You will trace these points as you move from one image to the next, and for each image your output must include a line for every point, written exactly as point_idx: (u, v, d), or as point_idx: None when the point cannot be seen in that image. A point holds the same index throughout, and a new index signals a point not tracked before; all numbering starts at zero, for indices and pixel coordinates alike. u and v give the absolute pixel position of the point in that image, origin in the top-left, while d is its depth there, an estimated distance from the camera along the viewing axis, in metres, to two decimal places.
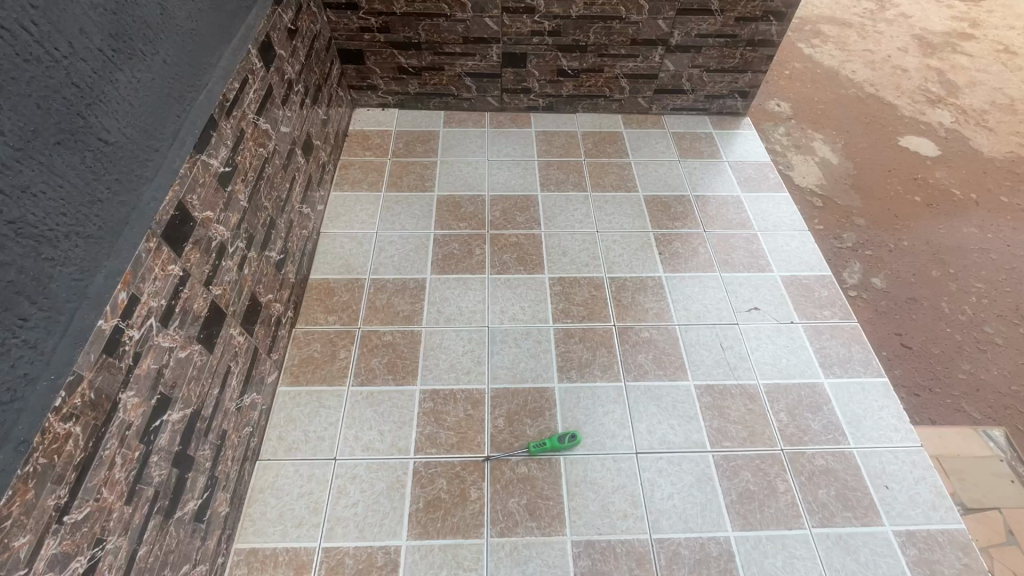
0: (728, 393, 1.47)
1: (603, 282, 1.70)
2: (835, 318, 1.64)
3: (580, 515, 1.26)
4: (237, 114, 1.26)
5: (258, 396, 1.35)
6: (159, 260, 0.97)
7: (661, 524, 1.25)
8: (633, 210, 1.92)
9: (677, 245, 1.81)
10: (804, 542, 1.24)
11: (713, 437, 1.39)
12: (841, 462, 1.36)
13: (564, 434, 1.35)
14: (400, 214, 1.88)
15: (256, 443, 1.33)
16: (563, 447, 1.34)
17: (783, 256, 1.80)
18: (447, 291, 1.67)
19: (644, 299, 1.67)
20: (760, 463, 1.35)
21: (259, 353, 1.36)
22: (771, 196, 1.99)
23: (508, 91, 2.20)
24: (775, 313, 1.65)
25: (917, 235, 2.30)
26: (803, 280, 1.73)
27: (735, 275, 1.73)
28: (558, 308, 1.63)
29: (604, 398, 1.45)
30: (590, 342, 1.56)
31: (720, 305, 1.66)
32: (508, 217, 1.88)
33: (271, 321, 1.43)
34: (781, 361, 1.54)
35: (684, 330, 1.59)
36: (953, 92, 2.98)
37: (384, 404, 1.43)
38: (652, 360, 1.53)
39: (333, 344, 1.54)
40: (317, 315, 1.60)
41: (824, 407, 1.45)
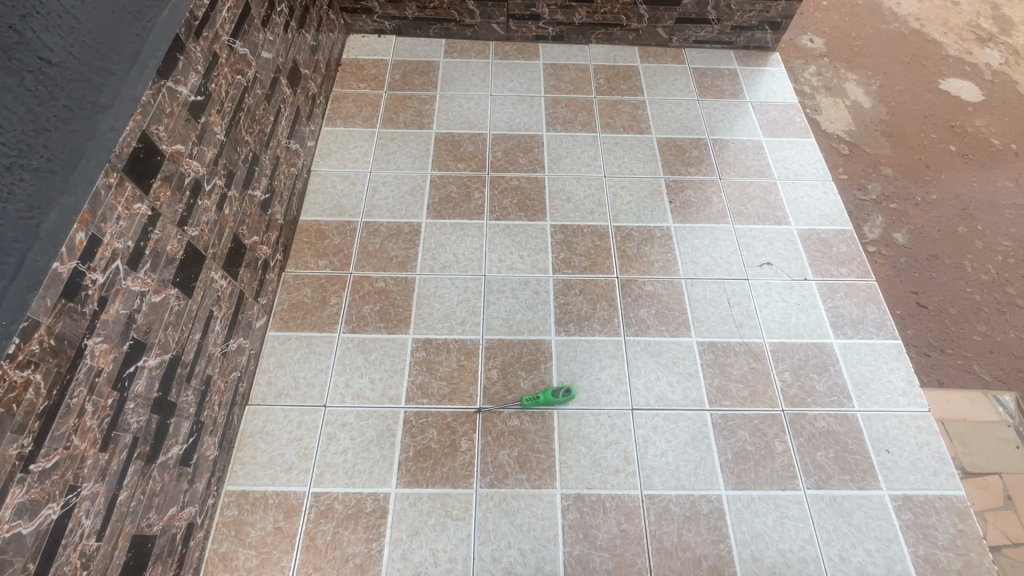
0: (732, 350, 1.41)
1: (607, 231, 1.61)
2: (851, 276, 1.55)
3: (571, 469, 1.25)
4: (208, 35, 1.13)
5: (245, 340, 1.31)
6: (122, 197, 0.89)
7: (653, 480, 1.24)
8: (644, 154, 1.78)
9: (689, 192, 1.70)
10: (797, 502, 1.22)
11: (713, 395, 1.35)
12: (843, 425, 1.31)
13: (556, 388, 1.32)
14: (395, 152, 1.77)
15: (245, 388, 1.31)
16: (560, 402, 1.32)
17: (803, 207, 1.68)
18: (443, 236, 1.59)
19: (650, 250, 1.58)
20: (759, 423, 1.31)
21: (245, 297, 1.31)
22: (795, 141, 1.84)
23: (515, 17, 2.01)
24: (788, 269, 1.56)
25: (946, 188, 2.15)
26: (821, 235, 1.63)
27: (749, 227, 1.63)
28: (559, 257, 1.55)
29: (602, 353, 1.40)
30: (590, 294, 1.49)
31: (730, 259, 1.57)
32: (510, 158, 1.76)
33: (257, 265, 1.37)
34: (789, 320, 1.47)
35: (690, 285, 1.51)
36: (1006, 28, 2.71)
37: (376, 352, 1.39)
38: (654, 315, 1.46)
39: (323, 289, 1.49)
40: (307, 259, 1.54)
41: (830, 368, 1.39)
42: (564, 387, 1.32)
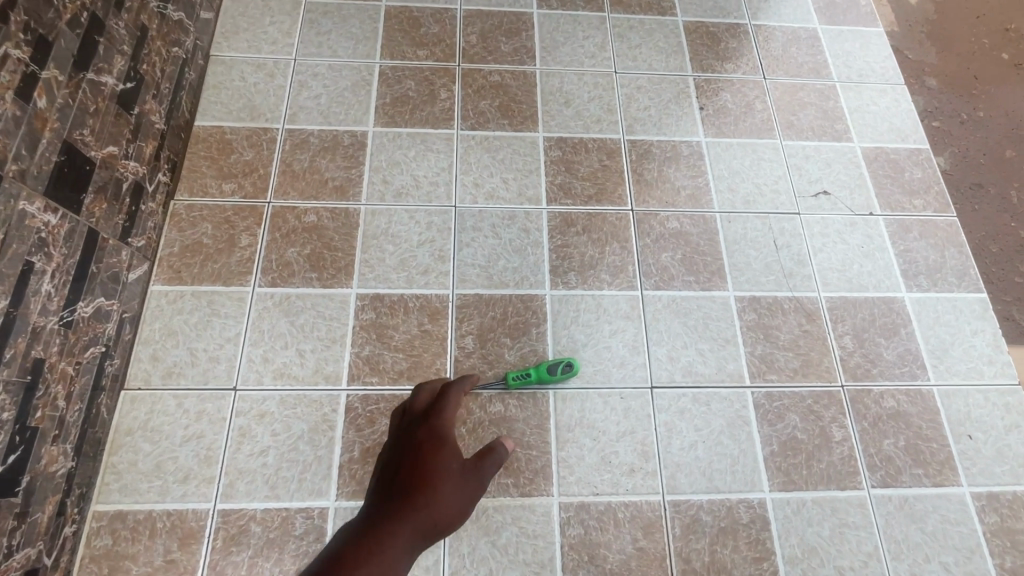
0: (779, 308, 1.09)
1: (619, 148, 1.21)
2: (928, 211, 1.21)
3: (572, 470, 0.94)
4: None
5: (109, 301, 0.92)
6: None
7: (678, 482, 0.95)
8: (666, 43, 1.34)
9: (725, 96, 1.29)
10: (859, 506, 0.95)
11: (754, 368, 1.04)
12: (915, 404, 1.03)
13: (550, 360, 0.99)
14: (329, 31, 1.28)
15: (117, 368, 0.93)
16: (558, 380, 0.98)
17: (868, 119, 1.30)
18: (397, 152, 1.16)
19: (674, 174, 1.19)
20: (813, 404, 1.01)
21: (101, 240, 0.90)
22: (859, 31, 1.41)
23: None
24: (850, 200, 1.20)
25: (994, 102, 1.76)
26: (891, 155, 1.26)
27: (801, 144, 1.25)
28: (554, 183, 1.16)
29: (612, 313, 1.05)
30: (596, 234, 1.12)
31: (777, 187, 1.20)
32: (489, 44, 1.29)
33: (119, 191, 0.94)
34: (851, 267, 1.13)
35: (726, 222, 1.15)
36: None
37: (305, 314, 1.01)
38: (679, 261, 1.11)
39: (230, 225, 1.07)
40: (206, 182, 1.10)
41: (901, 330, 1.09)
42: (561, 359, 0.99)
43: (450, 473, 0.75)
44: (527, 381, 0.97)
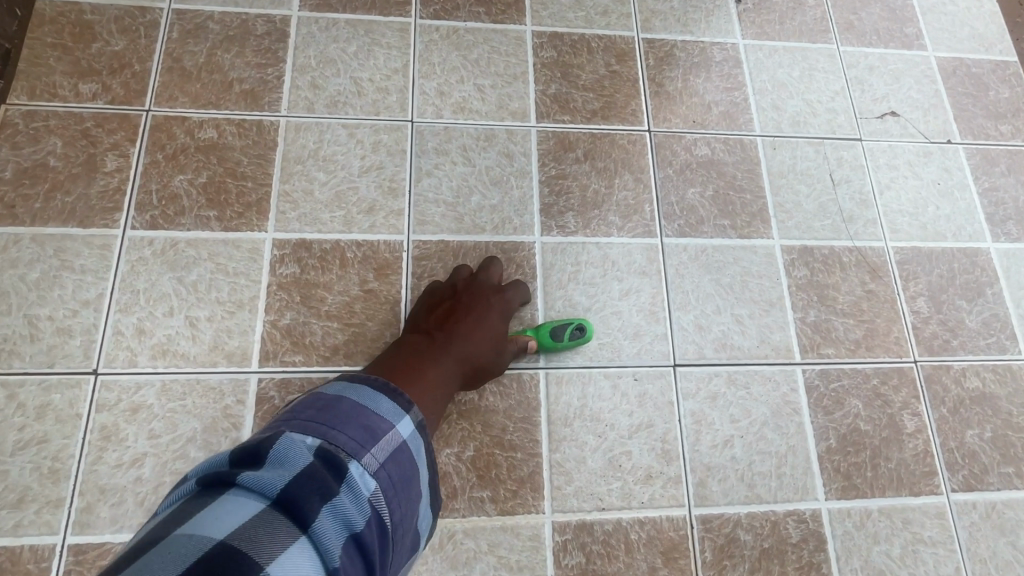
0: (837, 262, 0.84)
1: (632, 49, 0.91)
2: (1016, 140, 0.95)
3: (570, 478, 0.70)
4: None
5: None
6: None
7: (710, 490, 0.71)
8: None
9: None
10: (937, 516, 0.74)
11: (806, 340, 0.79)
12: (1004, 385, 0.81)
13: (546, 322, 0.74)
14: None
15: None
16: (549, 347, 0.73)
17: (944, 22, 1.02)
18: (331, 46, 0.85)
19: (704, 85, 0.90)
20: (879, 385, 0.78)
21: None
22: None
23: None
24: (923, 125, 0.94)
25: None
26: (972, 68, 0.99)
27: (864, 51, 0.97)
28: (546, 93, 0.86)
29: (623, 268, 0.79)
30: (602, 162, 0.84)
31: (833, 105, 0.93)
32: None
33: None
34: (926, 211, 0.88)
35: (771, 149, 0.88)
36: None
37: (199, 267, 0.72)
38: (710, 199, 0.84)
39: (90, 141, 0.76)
40: (54, 80, 0.78)
41: (986, 291, 0.85)
42: (563, 323, 0.74)
43: (492, 354, 0.68)
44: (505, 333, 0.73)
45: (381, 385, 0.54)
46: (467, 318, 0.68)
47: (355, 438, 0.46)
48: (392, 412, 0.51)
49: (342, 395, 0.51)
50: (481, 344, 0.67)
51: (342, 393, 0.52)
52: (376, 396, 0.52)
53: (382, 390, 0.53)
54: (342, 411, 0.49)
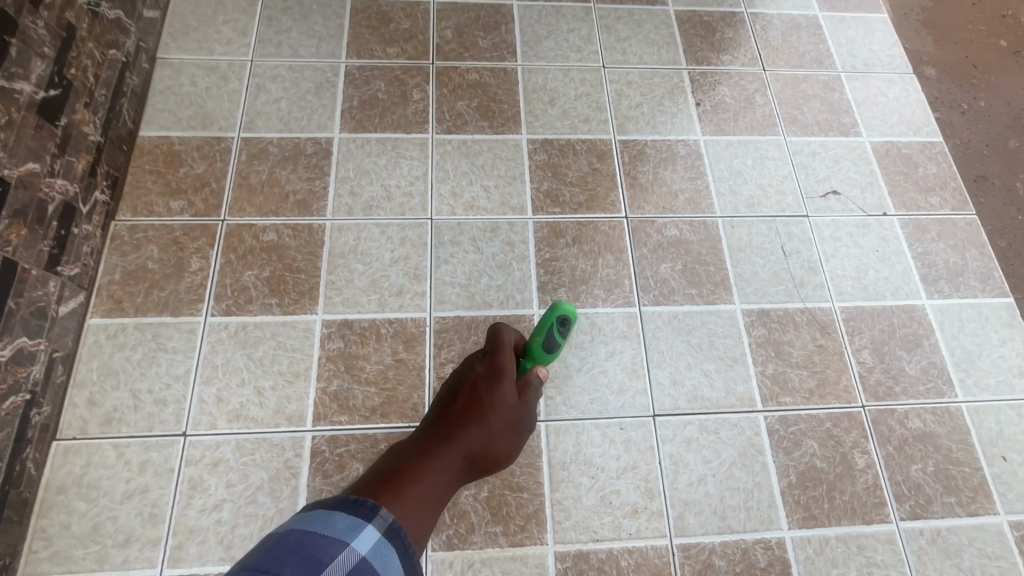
0: (790, 321, 0.99)
1: (610, 149, 1.10)
2: (945, 209, 1.11)
3: (568, 514, 0.84)
4: None
5: (33, 341, 0.80)
6: None
7: (687, 523, 0.84)
8: (658, 35, 1.24)
9: (723, 91, 1.19)
10: (888, 542, 0.86)
11: (766, 390, 0.94)
12: (943, 424, 0.94)
13: (535, 343, 0.85)
14: (290, 30, 1.17)
15: (46, 416, 0.82)
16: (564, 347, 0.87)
17: (876, 111, 1.20)
18: (365, 160, 1.05)
19: (671, 176, 1.09)
20: (831, 427, 0.92)
21: (20, 270, 0.78)
22: (862, 19, 1.32)
23: None
24: (861, 200, 1.11)
25: None
26: (902, 149, 1.17)
27: (807, 140, 1.15)
28: (540, 190, 1.05)
29: (608, 333, 0.95)
30: (588, 245, 1.01)
31: (783, 187, 1.10)
32: (464, 39, 1.19)
33: (43, 213, 0.82)
34: (867, 274, 1.04)
35: (730, 227, 1.05)
36: None
37: (264, 345, 0.90)
38: (679, 272, 1.01)
39: (179, 247, 0.96)
40: (152, 199, 0.99)
41: (923, 342, 0.99)
42: (545, 328, 0.85)
43: (501, 422, 0.78)
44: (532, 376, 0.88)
45: (344, 502, 0.60)
46: (474, 395, 0.79)
47: (297, 571, 0.50)
48: (339, 532, 0.56)
49: (291, 530, 0.56)
50: (489, 413, 0.78)
51: (292, 529, 0.56)
52: (330, 517, 0.58)
53: (337, 509, 0.59)
54: (288, 547, 0.53)
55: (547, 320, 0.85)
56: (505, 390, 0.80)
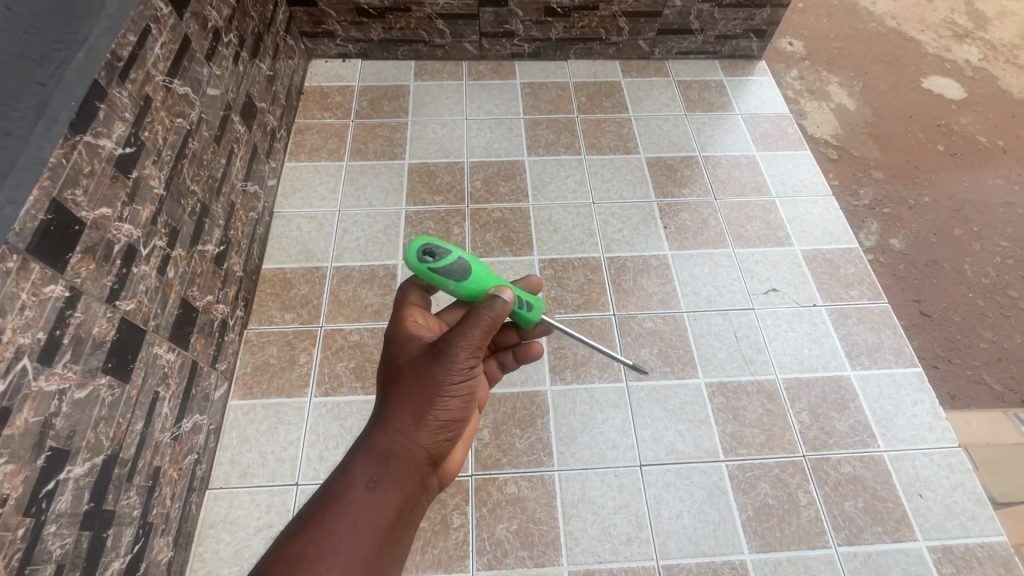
0: (743, 390, 1.30)
1: (600, 264, 1.49)
2: (863, 299, 1.45)
3: (577, 541, 1.11)
4: (136, 77, 0.98)
5: (202, 416, 1.16)
6: (26, 283, 0.74)
7: (669, 548, 1.11)
8: (633, 176, 1.67)
9: (684, 216, 1.58)
10: (829, 563, 1.10)
11: (727, 444, 1.23)
12: (869, 469, 1.20)
13: (450, 286, 0.85)
14: (366, 187, 1.63)
15: (205, 470, 1.16)
16: (449, 255, 0.83)
17: (804, 226, 1.58)
18: None
19: (647, 282, 1.46)
20: (780, 472, 1.20)
21: (199, 367, 1.16)
22: (790, 155, 1.74)
23: (488, 35, 1.88)
24: (796, 295, 1.45)
25: (937, 189, 2.14)
26: (826, 254, 1.53)
27: (750, 250, 1.53)
28: (549, 296, 1.42)
29: (603, 402, 1.27)
30: (586, 336, 1.36)
31: (733, 287, 1.46)
32: (490, 187, 1.63)
33: (212, 327, 1.22)
34: (802, 352, 1.36)
35: (693, 319, 1.40)
36: (981, 24, 2.77)
37: (352, 417, 1.25)
38: (656, 355, 1.34)
39: (291, 347, 1.34)
40: (272, 313, 1.39)
41: (850, 405, 1.29)
42: (436, 279, 0.84)
43: (418, 393, 0.78)
44: (496, 282, 0.88)
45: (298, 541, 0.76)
46: (394, 383, 0.81)
47: None
48: None
49: None
50: (402, 399, 0.79)
51: None
52: None
53: None
54: None
55: (430, 277, 0.84)
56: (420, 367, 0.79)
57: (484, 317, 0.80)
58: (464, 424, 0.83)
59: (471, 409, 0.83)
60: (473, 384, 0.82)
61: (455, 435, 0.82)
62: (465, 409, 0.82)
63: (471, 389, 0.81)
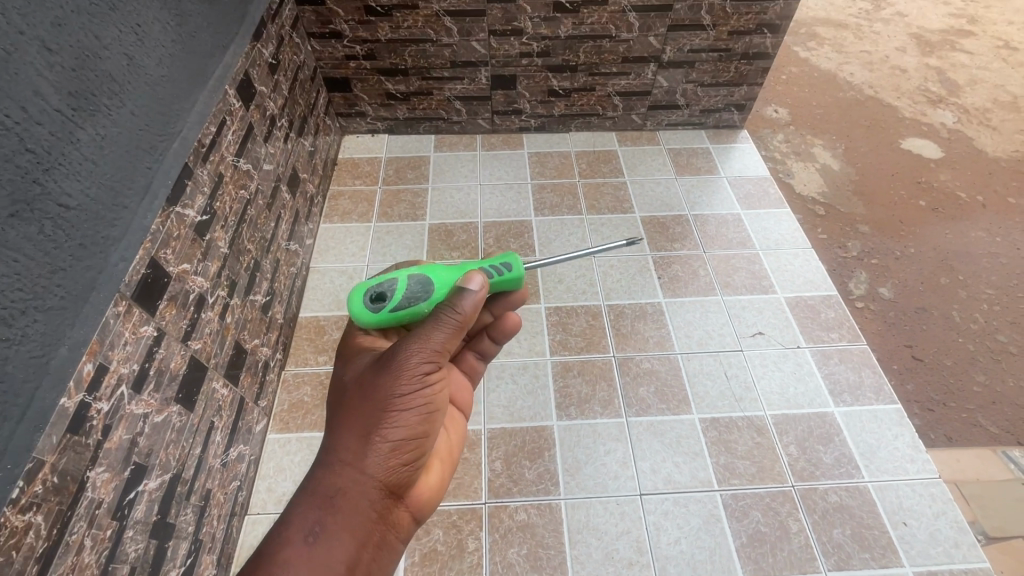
0: (735, 425, 1.41)
1: (600, 310, 1.65)
2: (843, 341, 1.58)
3: (583, 565, 1.21)
4: (213, 159, 1.21)
5: (245, 447, 1.30)
6: (129, 323, 0.93)
7: (668, 571, 1.20)
8: (630, 232, 1.86)
9: (676, 267, 1.76)
10: None
11: (721, 474, 1.33)
12: (855, 498, 1.30)
13: (419, 306, 0.90)
14: (391, 244, 1.83)
15: (245, 497, 1.29)
16: (398, 284, 0.89)
17: (787, 275, 1.74)
18: None
19: (644, 327, 1.61)
20: (770, 501, 1.29)
21: (246, 402, 1.32)
22: (771, 213, 1.92)
23: (499, 112, 2.14)
24: (781, 338, 1.59)
25: (922, 240, 2.27)
26: (808, 301, 1.68)
27: (737, 298, 1.68)
28: (555, 340, 1.57)
29: (605, 436, 1.39)
30: (589, 376, 1.50)
31: (723, 331, 1.60)
32: (502, 244, 1.83)
33: (258, 367, 1.38)
34: (788, 390, 1.48)
35: (687, 360, 1.54)
36: (953, 91, 3.02)
37: None
38: (654, 393, 1.47)
39: (324, 386, 1.49)
40: (307, 356, 1.55)
41: (835, 438, 1.39)
42: (402, 309, 0.89)
43: (357, 427, 0.78)
44: (453, 274, 0.92)
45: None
46: (341, 416, 0.81)
47: None
48: None
49: None
50: (343, 435, 0.79)
51: None
52: None
53: None
54: None
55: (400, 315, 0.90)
56: (366, 396, 0.79)
57: (441, 319, 0.80)
58: (417, 446, 0.82)
59: (425, 429, 0.82)
60: (422, 401, 0.80)
61: (408, 459, 0.81)
62: (415, 433, 0.81)
63: (420, 407, 0.80)
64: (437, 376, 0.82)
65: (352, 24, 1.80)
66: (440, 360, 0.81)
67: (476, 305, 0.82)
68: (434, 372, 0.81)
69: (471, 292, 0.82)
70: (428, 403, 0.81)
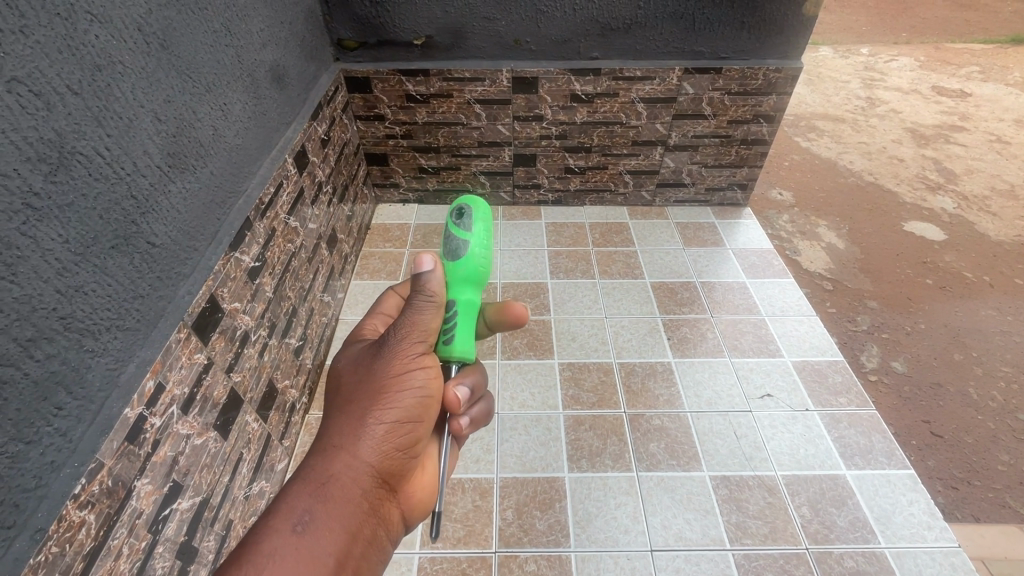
0: (745, 484, 1.42)
1: (612, 368, 1.71)
2: (851, 406, 1.61)
3: None
4: (270, 215, 1.37)
5: (266, 484, 1.36)
6: (187, 348, 1.03)
7: None
8: (640, 296, 1.97)
9: (685, 329, 1.84)
10: None
11: (733, 533, 1.33)
12: (872, 564, 1.27)
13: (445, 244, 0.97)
14: None
15: None
16: (464, 231, 0.96)
17: (793, 341, 1.80)
18: None
19: (654, 385, 1.66)
20: (785, 563, 1.27)
21: (272, 439, 1.39)
22: (776, 281, 2.02)
23: (519, 186, 2.35)
24: (790, 400, 1.62)
25: (932, 317, 2.31)
26: (814, 365, 1.73)
27: (745, 360, 1.74)
28: (568, 395, 1.63)
29: (616, 489, 1.41)
30: (600, 430, 1.54)
31: (731, 390, 1.65)
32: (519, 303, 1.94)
33: (285, 408, 1.47)
34: (798, 451, 1.49)
35: (696, 418, 1.57)
36: (951, 179, 3.19)
37: None
38: (664, 449, 1.50)
39: None
40: None
41: (848, 501, 1.39)
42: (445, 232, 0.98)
43: (353, 411, 0.85)
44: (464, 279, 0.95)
45: None
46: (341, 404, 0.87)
47: None
48: None
49: None
50: (339, 422, 0.85)
51: None
52: None
53: None
54: None
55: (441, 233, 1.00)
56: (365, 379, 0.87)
57: (419, 303, 0.89)
58: (409, 434, 0.88)
59: (418, 415, 0.88)
60: (415, 384, 0.87)
61: (399, 445, 0.87)
62: (406, 418, 0.86)
63: (414, 391, 0.87)
64: (428, 363, 0.89)
65: (393, 109, 2.06)
66: (428, 341, 0.91)
67: (439, 283, 0.91)
68: (424, 356, 0.89)
69: (429, 272, 0.90)
70: (421, 389, 0.87)
